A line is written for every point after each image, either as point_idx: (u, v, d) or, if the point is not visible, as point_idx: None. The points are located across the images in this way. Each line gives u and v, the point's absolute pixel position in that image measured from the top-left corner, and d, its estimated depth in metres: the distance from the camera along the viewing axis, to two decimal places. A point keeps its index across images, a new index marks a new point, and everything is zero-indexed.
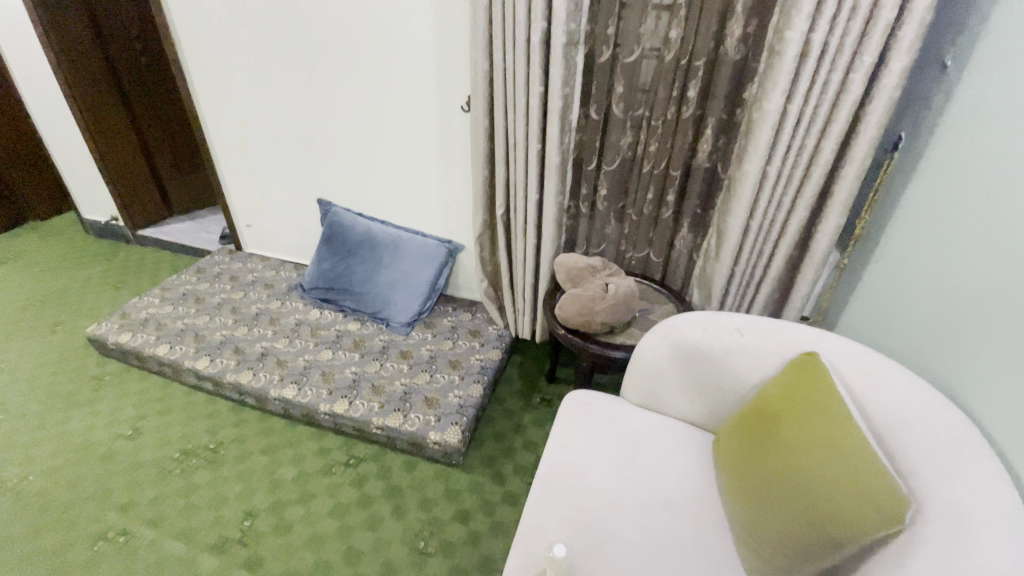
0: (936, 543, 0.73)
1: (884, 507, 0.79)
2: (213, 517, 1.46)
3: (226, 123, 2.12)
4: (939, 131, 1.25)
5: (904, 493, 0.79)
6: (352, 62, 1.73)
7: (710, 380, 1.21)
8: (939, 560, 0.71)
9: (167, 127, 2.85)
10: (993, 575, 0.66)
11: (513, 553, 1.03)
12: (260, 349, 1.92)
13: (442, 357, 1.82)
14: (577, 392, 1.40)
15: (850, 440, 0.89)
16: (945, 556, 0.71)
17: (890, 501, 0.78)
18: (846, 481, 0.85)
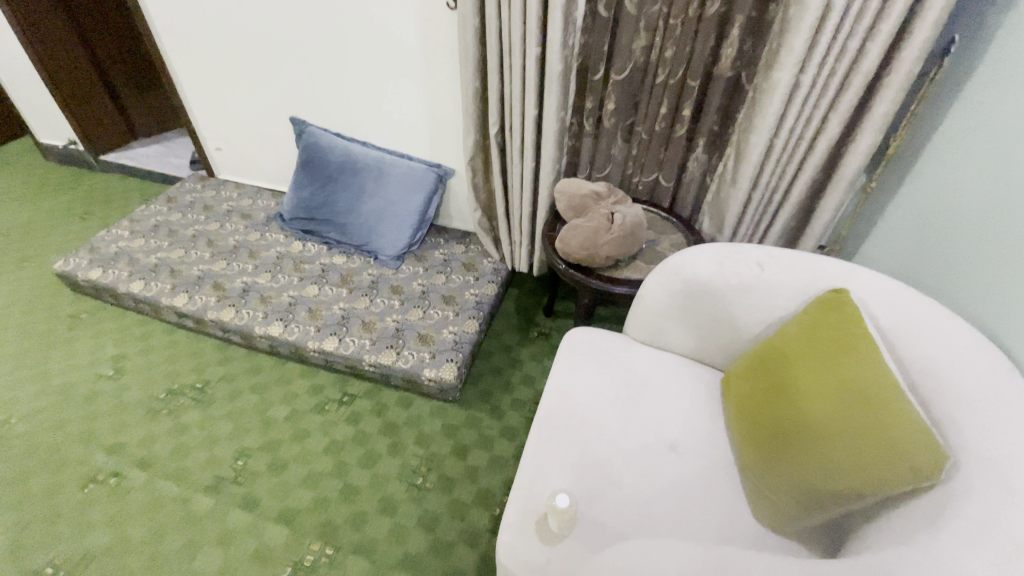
0: (974, 502, 0.68)
1: (920, 461, 0.73)
2: (205, 457, 1.43)
3: (178, 30, 1.86)
4: (1005, 26, 1.06)
5: (942, 446, 0.73)
6: None
7: (724, 317, 1.12)
8: (976, 522, 0.66)
9: (118, 38, 2.53)
10: None
11: (512, 499, 0.97)
12: (241, 286, 1.81)
13: (435, 291, 1.72)
14: (579, 329, 1.30)
15: (882, 387, 0.81)
16: (984, 519, 0.66)
17: (928, 455, 0.73)
18: (876, 431, 0.79)
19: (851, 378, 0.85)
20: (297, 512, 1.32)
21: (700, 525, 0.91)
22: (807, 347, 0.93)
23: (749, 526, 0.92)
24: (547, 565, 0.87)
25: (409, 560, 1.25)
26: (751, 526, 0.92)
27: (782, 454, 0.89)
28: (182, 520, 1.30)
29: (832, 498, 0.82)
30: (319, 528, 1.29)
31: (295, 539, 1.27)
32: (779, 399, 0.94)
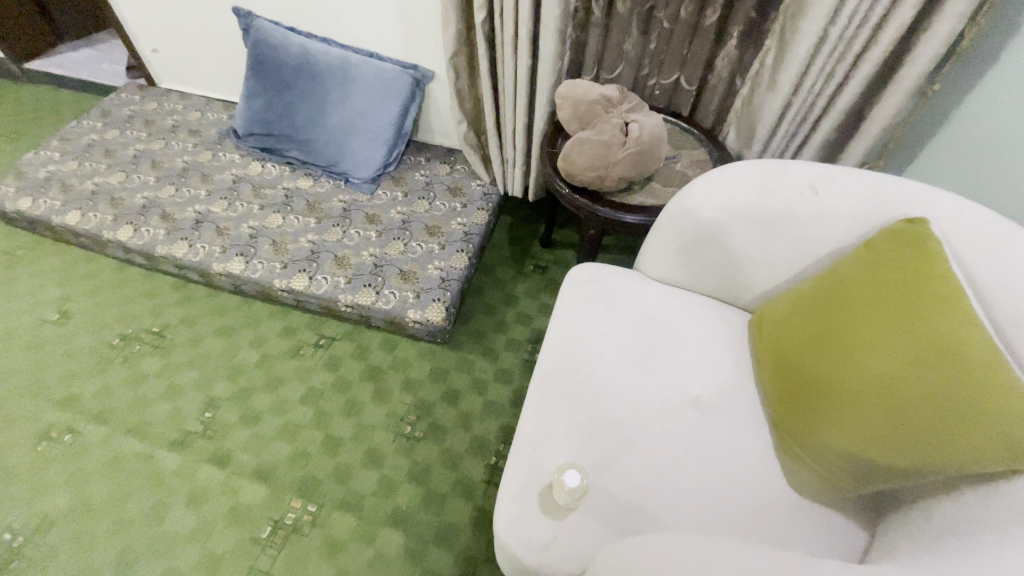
0: None
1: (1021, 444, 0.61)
2: (169, 409, 1.29)
3: None
4: None
5: None
6: None
7: (761, 252, 0.94)
8: None
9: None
10: None
11: (511, 467, 0.84)
12: (194, 216, 1.58)
13: (417, 221, 1.50)
14: (585, 265, 1.11)
15: (974, 351, 0.67)
16: None
17: None
18: (965, 405, 0.65)
19: (934, 335, 0.69)
20: (274, 468, 1.20)
21: (727, 494, 0.80)
22: (875, 293, 0.76)
23: (783, 493, 0.80)
24: (551, 544, 0.76)
25: (400, 515, 1.15)
26: (784, 492, 0.81)
27: (833, 418, 0.76)
28: (148, 479, 1.19)
29: (895, 474, 0.70)
30: (299, 484, 1.18)
31: (273, 496, 1.16)
32: (831, 353, 0.78)
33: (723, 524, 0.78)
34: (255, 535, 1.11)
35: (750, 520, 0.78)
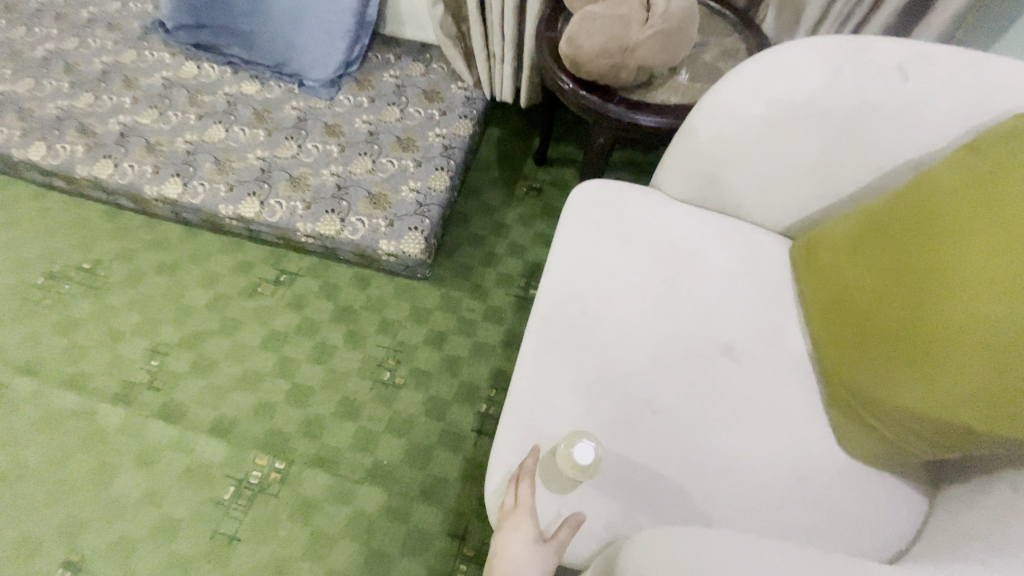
0: None
1: None
2: (109, 358, 1.12)
3: None
4: None
5: None
6: None
7: (818, 160, 0.74)
8: None
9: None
10: None
11: (504, 432, 0.68)
12: (118, 129, 1.32)
13: (387, 132, 1.25)
14: (591, 181, 0.90)
15: None
16: None
17: None
18: None
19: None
20: (235, 422, 1.06)
21: (765, 458, 0.67)
22: (973, 209, 0.58)
23: (830, 458, 0.67)
24: (555, 522, 0.63)
25: (380, 470, 1.03)
26: (831, 455, 0.68)
27: (904, 369, 0.60)
28: (89, 438, 1.04)
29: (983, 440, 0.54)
30: (264, 439, 1.04)
31: (235, 453, 1.02)
32: (907, 288, 0.61)
33: (760, 495, 0.65)
34: (216, 497, 0.99)
35: (792, 489, 0.65)
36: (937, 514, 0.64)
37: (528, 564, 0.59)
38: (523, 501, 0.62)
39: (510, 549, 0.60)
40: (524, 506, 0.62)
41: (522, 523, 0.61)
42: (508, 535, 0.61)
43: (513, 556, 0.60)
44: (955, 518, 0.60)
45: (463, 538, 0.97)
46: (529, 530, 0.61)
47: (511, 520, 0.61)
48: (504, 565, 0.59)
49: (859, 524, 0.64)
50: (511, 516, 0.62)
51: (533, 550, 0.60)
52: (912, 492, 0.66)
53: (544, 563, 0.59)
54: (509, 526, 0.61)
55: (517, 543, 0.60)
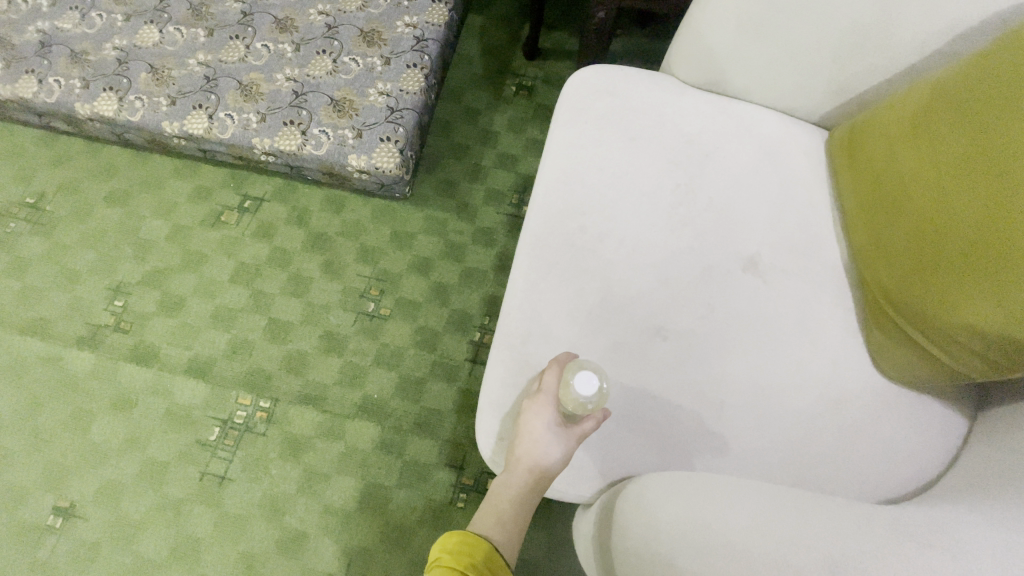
0: None
1: None
2: (69, 301, 1.03)
3: None
4: None
5: None
6: None
7: (872, 23, 0.59)
8: None
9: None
10: None
11: (494, 367, 0.60)
12: (38, 38, 1.10)
13: (348, 25, 1.06)
14: (590, 67, 0.75)
15: None
16: None
17: None
18: None
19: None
20: (213, 362, 0.99)
21: (792, 386, 0.59)
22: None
23: (864, 383, 0.59)
24: None
25: (372, 405, 0.97)
26: (864, 376, 0.60)
27: (969, 284, 0.49)
28: (60, 385, 0.98)
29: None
30: (245, 378, 0.98)
31: (216, 394, 0.97)
32: (986, 185, 0.49)
33: (785, 424, 0.57)
34: (201, 439, 0.94)
35: (821, 417, 0.58)
36: (980, 435, 0.57)
37: (548, 450, 0.52)
38: (547, 386, 0.54)
39: (528, 438, 0.53)
40: (548, 390, 0.54)
41: (543, 408, 0.53)
42: (527, 418, 0.53)
43: (530, 441, 0.53)
44: (1002, 440, 0.53)
45: (461, 468, 0.93)
46: (551, 416, 0.53)
47: (530, 406, 0.54)
48: (522, 450, 0.52)
49: (895, 450, 0.57)
50: (533, 399, 0.54)
51: (554, 437, 0.53)
52: (954, 412, 0.59)
53: (565, 452, 0.52)
54: (529, 409, 0.54)
55: (537, 427, 0.53)
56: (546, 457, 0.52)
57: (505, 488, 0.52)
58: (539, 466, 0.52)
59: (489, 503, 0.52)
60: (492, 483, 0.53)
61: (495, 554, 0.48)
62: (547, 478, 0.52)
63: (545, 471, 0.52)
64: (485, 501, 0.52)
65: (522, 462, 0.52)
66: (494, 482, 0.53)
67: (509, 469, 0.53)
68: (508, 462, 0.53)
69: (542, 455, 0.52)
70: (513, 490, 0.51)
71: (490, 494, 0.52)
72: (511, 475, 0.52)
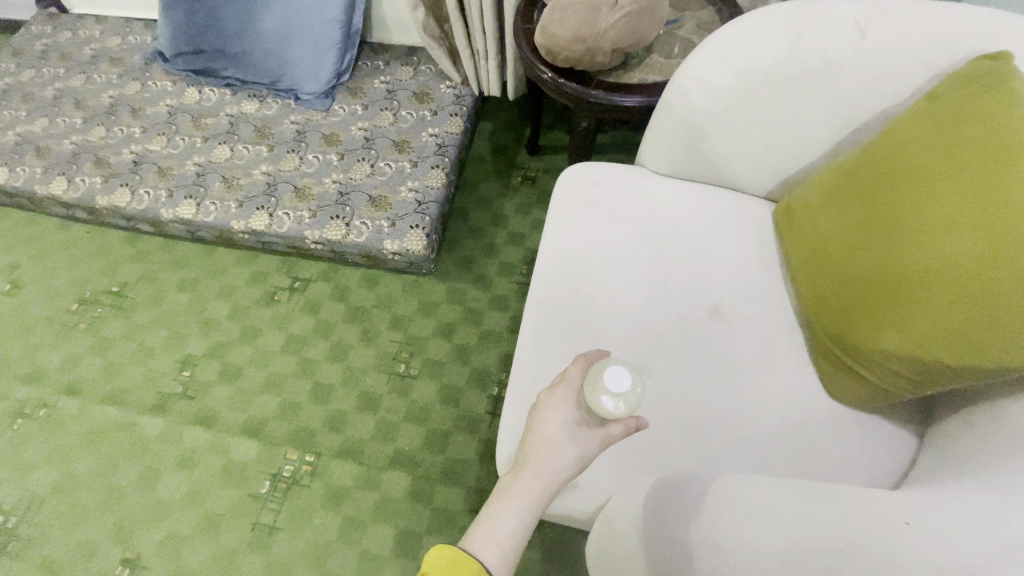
0: None
1: None
2: (143, 373, 1.20)
3: None
4: None
5: None
6: None
7: (791, 126, 0.77)
8: None
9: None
10: None
11: (510, 406, 0.73)
12: (131, 158, 1.37)
13: (383, 137, 1.30)
14: (578, 165, 0.94)
15: None
16: None
17: None
18: None
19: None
20: (265, 423, 1.13)
21: (757, 412, 0.70)
22: (963, 143, 0.59)
23: (819, 407, 0.70)
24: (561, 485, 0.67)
25: (403, 456, 1.08)
26: (819, 401, 0.71)
27: (879, 316, 0.63)
28: (133, 448, 1.12)
29: (981, 375, 0.56)
30: (292, 436, 1.11)
31: (267, 452, 1.10)
32: (881, 238, 0.64)
33: (754, 444, 0.68)
34: (253, 492, 1.06)
35: (784, 437, 0.68)
36: (927, 448, 0.66)
37: (563, 445, 0.56)
38: (571, 377, 0.60)
39: (546, 426, 0.57)
40: (567, 389, 0.59)
41: (565, 398, 0.59)
42: (545, 413, 0.58)
43: (548, 429, 0.57)
44: (937, 450, 0.63)
45: None
46: (568, 413, 0.58)
47: (551, 397, 0.59)
48: (539, 442, 0.56)
49: (850, 463, 0.67)
50: (553, 395, 0.59)
51: (574, 428, 0.57)
52: (902, 430, 0.69)
53: (584, 446, 0.56)
54: (548, 403, 0.58)
55: (555, 422, 0.57)
56: (565, 446, 0.56)
57: (517, 481, 0.55)
58: (554, 455, 0.55)
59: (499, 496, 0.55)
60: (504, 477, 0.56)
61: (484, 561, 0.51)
62: (560, 473, 0.55)
63: (559, 467, 0.55)
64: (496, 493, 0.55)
65: (535, 456, 0.55)
66: (506, 476, 0.56)
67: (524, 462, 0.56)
68: (523, 455, 0.56)
69: (558, 450, 0.55)
70: (523, 484, 0.55)
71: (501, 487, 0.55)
72: (525, 464, 0.55)
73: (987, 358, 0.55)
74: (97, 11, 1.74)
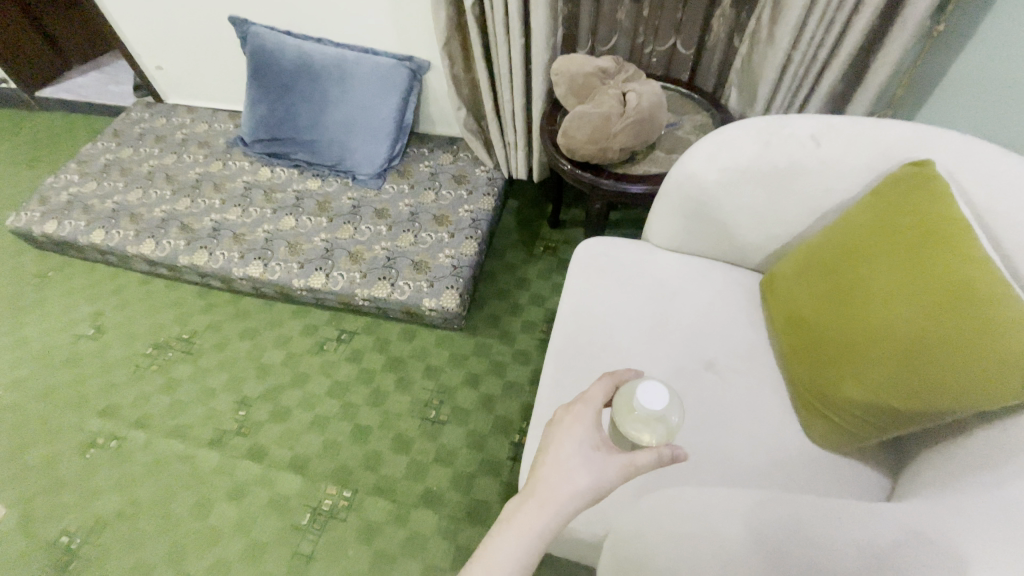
0: None
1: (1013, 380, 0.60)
2: (205, 411, 1.35)
3: None
4: None
5: None
6: None
7: (769, 213, 0.93)
8: None
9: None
10: None
11: (532, 441, 0.85)
12: (211, 225, 1.60)
13: (425, 212, 1.52)
14: (593, 239, 1.12)
15: (970, 295, 0.65)
16: None
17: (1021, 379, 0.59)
18: (956, 344, 0.65)
19: (974, 266, 0.66)
20: (309, 460, 1.25)
21: (747, 451, 0.81)
22: (896, 232, 0.74)
23: (802, 450, 0.81)
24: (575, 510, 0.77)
25: (431, 495, 1.19)
26: (802, 445, 0.82)
27: (839, 372, 0.76)
28: (190, 478, 1.25)
29: (921, 418, 0.68)
30: (333, 473, 1.23)
31: (310, 487, 1.21)
32: (839, 306, 0.78)
33: (745, 481, 0.78)
34: (295, 523, 1.17)
35: (771, 474, 0.79)
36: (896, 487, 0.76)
37: (576, 463, 0.59)
38: (591, 397, 0.65)
39: (561, 445, 0.60)
40: (584, 412, 0.63)
41: (580, 421, 0.62)
42: (561, 432, 0.62)
43: (561, 450, 0.60)
44: (903, 489, 0.73)
45: None
46: (582, 434, 0.61)
47: (568, 416, 0.63)
48: (551, 460, 0.59)
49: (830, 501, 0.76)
50: (569, 416, 0.63)
51: (589, 451, 0.60)
52: (875, 473, 0.79)
53: (596, 467, 0.59)
54: (565, 423, 0.62)
55: (570, 440, 0.61)
56: (579, 470, 0.58)
57: (529, 499, 0.57)
58: (566, 474, 0.58)
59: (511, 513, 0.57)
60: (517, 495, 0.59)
61: None
62: (571, 492, 0.57)
63: (570, 485, 0.57)
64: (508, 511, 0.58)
65: (547, 473, 0.58)
66: (519, 493, 0.59)
67: (537, 479, 0.59)
68: (536, 473, 0.59)
69: (570, 469, 0.58)
70: (535, 503, 0.57)
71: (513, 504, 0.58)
72: (537, 482, 0.58)
73: (923, 403, 0.67)
74: (188, 101, 2.06)
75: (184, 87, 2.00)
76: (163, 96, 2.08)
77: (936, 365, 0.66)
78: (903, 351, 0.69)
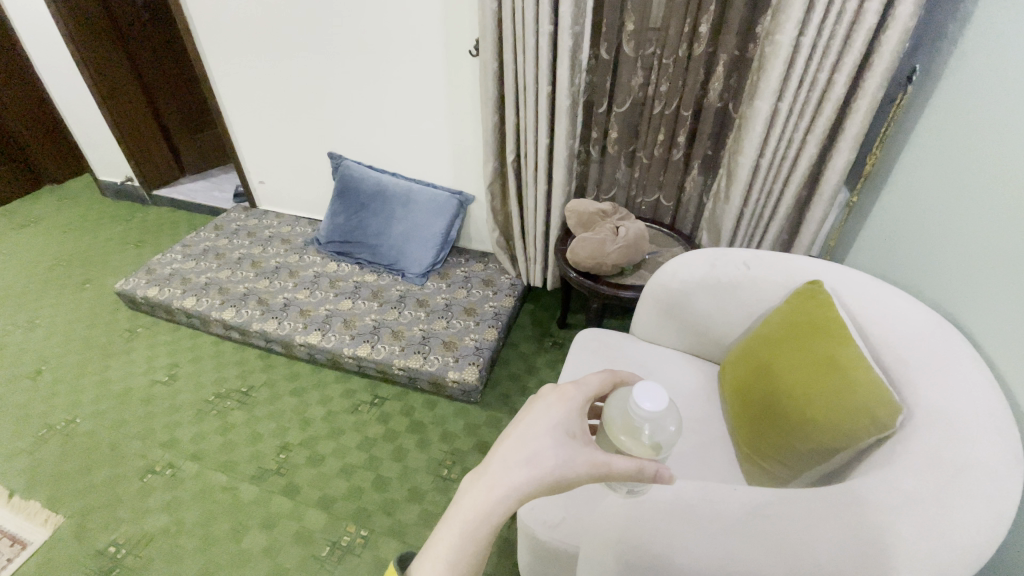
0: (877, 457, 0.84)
1: (859, 436, 0.87)
2: (251, 451, 1.58)
3: (245, 104, 2.21)
4: (945, 71, 1.22)
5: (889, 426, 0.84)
6: (363, 21, 1.74)
7: (719, 314, 1.25)
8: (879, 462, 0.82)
9: (185, 67, 2.84)
10: (906, 468, 0.76)
11: None
12: (283, 301, 1.97)
13: (457, 305, 1.88)
14: (589, 330, 1.44)
15: (842, 378, 0.92)
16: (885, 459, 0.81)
17: (863, 434, 0.87)
18: (832, 412, 0.91)
19: (848, 361, 0.94)
20: (334, 500, 1.45)
21: None
22: (800, 331, 1.04)
23: None
24: (561, 523, 0.98)
25: None
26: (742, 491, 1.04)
27: (763, 424, 1.03)
28: (230, 506, 1.44)
29: (812, 458, 0.94)
30: (353, 514, 1.41)
31: (333, 523, 1.39)
32: (766, 376, 1.06)
33: None
34: (316, 553, 1.33)
35: None
36: None
37: (545, 437, 0.75)
38: (580, 386, 0.83)
39: (540, 422, 0.77)
40: (567, 398, 0.80)
41: (561, 406, 0.79)
42: (543, 411, 0.78)
43: (539, 428, 0.76)
44: None
45: None
46: (558, 416, 0.78)
47: (553, 395, 0.80)
48: (526, 431, 0.75)
49: None
50: (555, 399, 0.80)
51: (562, 433, 0.76)
52: None
53: (562, 445, 0.74)
54: (549, 407, 0.78)
55: (547, 420, 0.77)
56: (546, 446, 0.74)
57: (501, 465, 0.72)
58: (535, 446, 0.74)
59: (482, 474, 0.72)
60: (489, 460, 0.73)
61: (457, 528, 0.68)
62: (538, 460, 0.72)
63: (537, 453, 0.73)
64: (482, 472, 0.72)
65: (521, 442, 0.74)
66: (493, 460, 0.73)
67: (512, 446, 0.74)
68: (511, 444, 0.75)
69: (540, 441, 0.74)
70: (505, 469, 0.71)
71: (485, 467, 0.72)
72: (507, 449, 0.74)
73: (814, 444, 0.93)
74: (277, 207, 2.59)
75: (277, 198, 2.54)
76: (258, 203, 2.61)
77: (821, 421, 0.92)
78: (803, 410, 0.95)
